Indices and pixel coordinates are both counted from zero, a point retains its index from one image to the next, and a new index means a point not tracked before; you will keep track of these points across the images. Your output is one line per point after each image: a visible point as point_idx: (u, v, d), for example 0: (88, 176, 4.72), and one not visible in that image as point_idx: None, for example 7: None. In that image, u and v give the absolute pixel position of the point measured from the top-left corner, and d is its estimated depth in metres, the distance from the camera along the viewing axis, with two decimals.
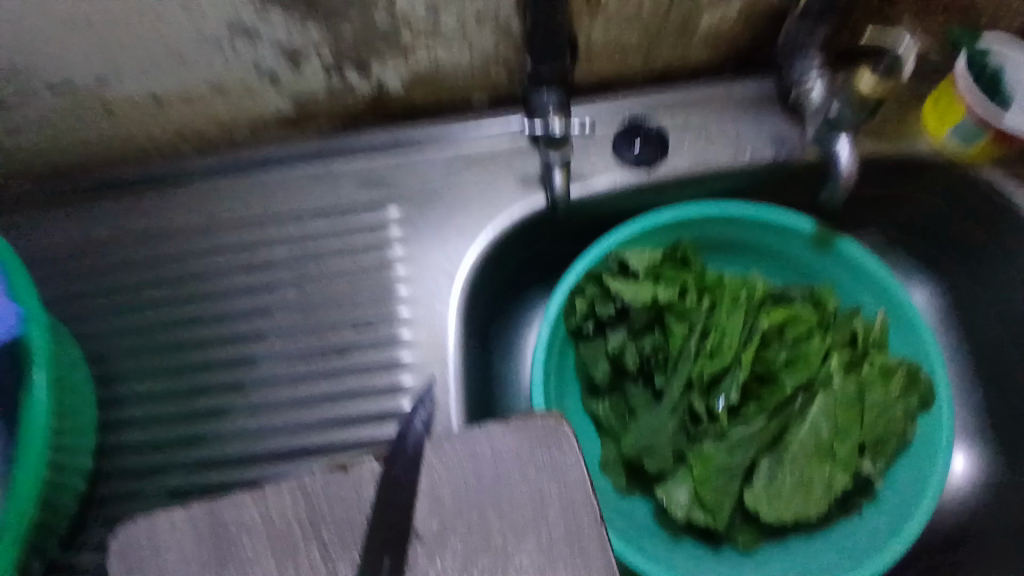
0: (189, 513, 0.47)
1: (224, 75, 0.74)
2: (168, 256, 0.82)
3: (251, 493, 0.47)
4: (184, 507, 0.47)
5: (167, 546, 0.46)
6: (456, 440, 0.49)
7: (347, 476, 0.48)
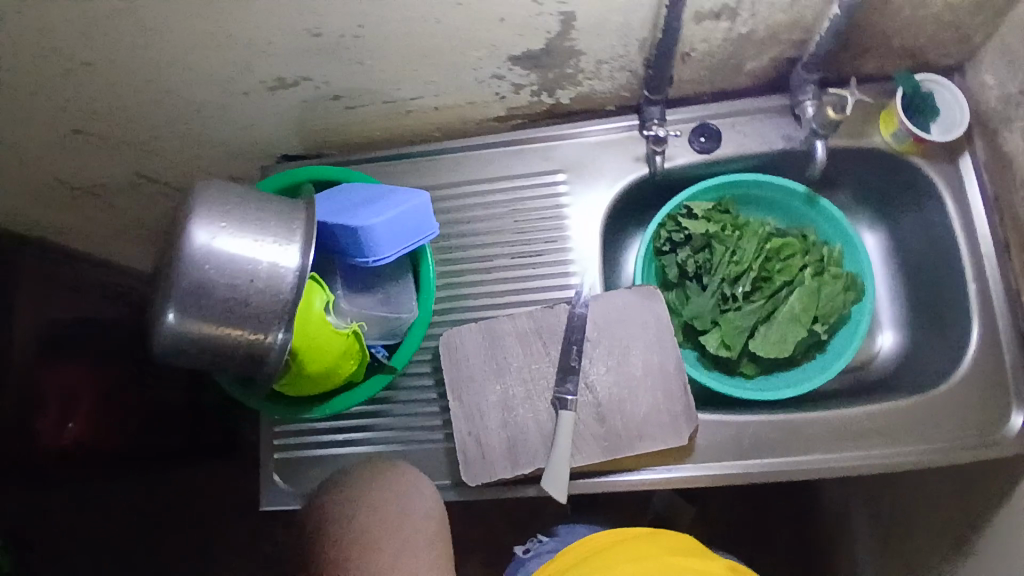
0: (207, 256, 0.61)
1: (473, 448, 0.79)
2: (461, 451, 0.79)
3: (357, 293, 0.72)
4: (205, 251, 0.61)
5: (214, 274, 0.61)
6: (521, 412, 0.80)
7: (217, 248, 0.62)
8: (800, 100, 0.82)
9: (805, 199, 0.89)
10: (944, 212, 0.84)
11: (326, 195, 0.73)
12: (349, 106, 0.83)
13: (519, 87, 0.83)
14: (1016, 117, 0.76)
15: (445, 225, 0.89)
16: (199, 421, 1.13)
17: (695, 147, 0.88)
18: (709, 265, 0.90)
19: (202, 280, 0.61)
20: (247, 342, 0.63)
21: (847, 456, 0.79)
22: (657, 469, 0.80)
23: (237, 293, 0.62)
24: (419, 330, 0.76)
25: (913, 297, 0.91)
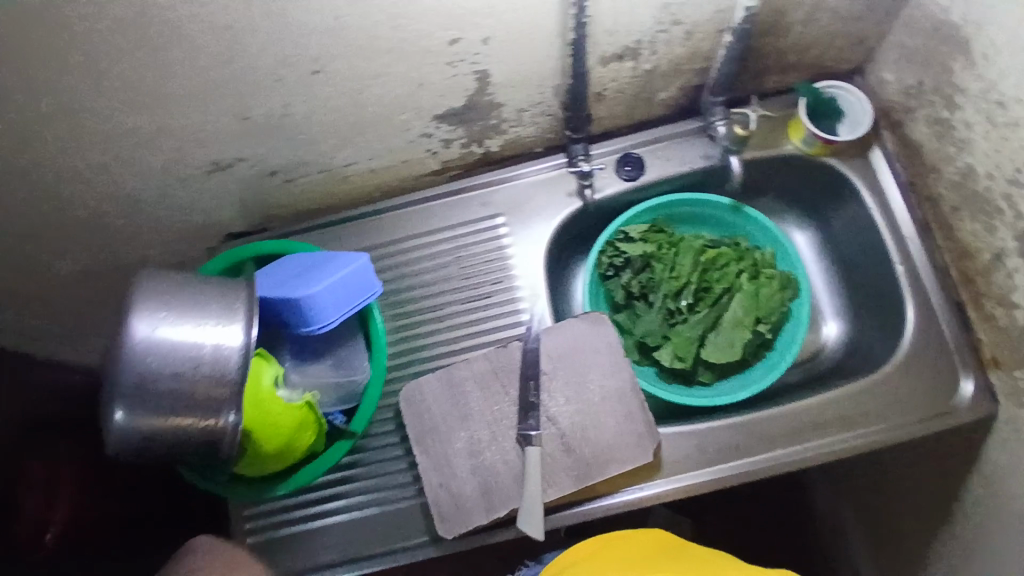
0: (147, 351, 0.63)
1: (448, 498, 0.79)
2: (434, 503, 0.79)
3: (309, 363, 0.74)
4: (145, 348, 0.63)
5: (157, 367, 0.63)
6: (490, 454, 0.80)
7: (156, 342, 0.64)
8: (712, 122, 0.88)
9: (731, 210, 0.94)
10: (864, 205, 0.89)
11: (270, 270, 0.75)
12: (287, 179, 0.86)
13: (449, 142, 0.87)
14: (915, 108, 0.82)
15: (393, 280, 0.91)
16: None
17: (623, 176, 0.92)
18: (652, 283, 0.93)
19: (145, 378, 0.63)
20: (200, 429, 0.65)
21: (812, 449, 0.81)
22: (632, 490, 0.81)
23: (181, 383, 0.64)
24: (374, 390, 0.76)
25: (850, 289, 0.95)
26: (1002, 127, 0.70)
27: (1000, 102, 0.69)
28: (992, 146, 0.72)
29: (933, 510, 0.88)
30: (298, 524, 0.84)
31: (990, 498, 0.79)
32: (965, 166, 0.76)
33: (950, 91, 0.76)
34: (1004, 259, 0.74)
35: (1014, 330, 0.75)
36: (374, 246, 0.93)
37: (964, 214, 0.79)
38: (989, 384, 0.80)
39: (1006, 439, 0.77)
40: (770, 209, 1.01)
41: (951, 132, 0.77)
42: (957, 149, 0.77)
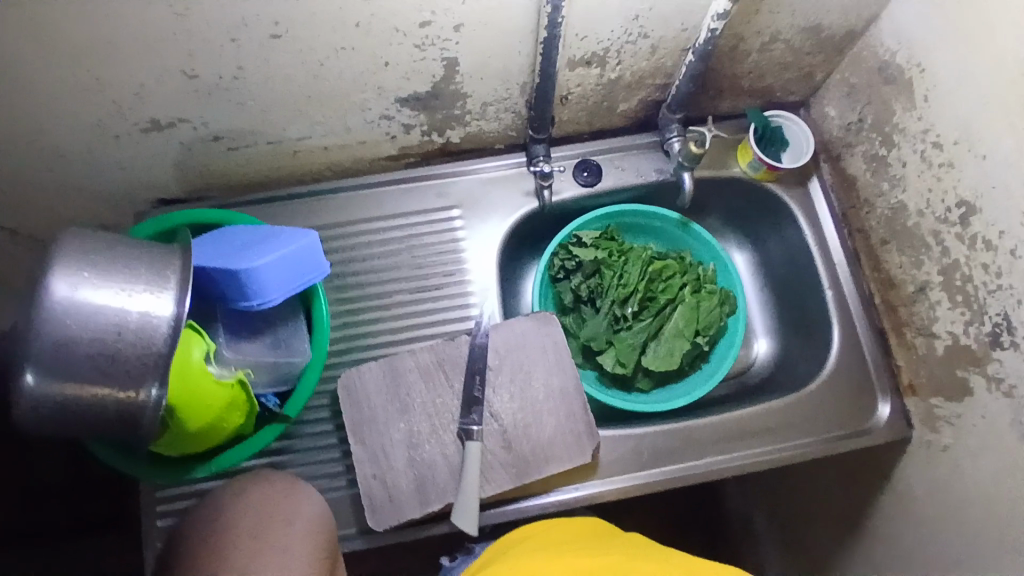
0: (63, 310, 0.58)
1: (380, 490, 0.77)
2: (367, 493, 0.77)
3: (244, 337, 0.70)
4: (59, 307, 0.58)
5: (74, 329, 0.58)
6: (430, 446, 0.79)
7: (75, 301, 0.59)
8: (667, 137, 0.90)
9: (680, 225, 0.97)
10: (799, 230, 0.94)
11: (207, 241, 0.71)
12: (231, 147, 0.82)
13: (409, 127, 0.85)
14: (855, 144, 0.87)
15: (340, 264, 0.88)
16: (82, 488, 0.97)
17: (579, 181, 0.93)
18: (600, 289, 0.94)
19: (59, 341, 0.58)
20: (121, 402, 0.60)
21: (741, 454, 0.84)
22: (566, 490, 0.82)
23: (100, 349, 0.59)
24: (313, 375, 0.73)
25: (780, 310, 0.99)
26: (936, 167, 0.75)
27: (936, 142, 0.74)
28: (925, 185, 0.77)
29: (843, 524, 0.94)
30: None
31: (903, 514, 0.85)
32: (897, 202, 0.82)
33: (889, 130, 0.81)
34: (927, 291, 0.79)
35: (931, 356, 0.80)
36: (321, 226, 0.89)
37: (892, 247, 0.84)
38: (904, 407, 0.85)
39: (918, 457, 0.83)
40: (712, 228, 1.05)
41: (886, 168, 0.83)
42: (891, 185, 0.82)
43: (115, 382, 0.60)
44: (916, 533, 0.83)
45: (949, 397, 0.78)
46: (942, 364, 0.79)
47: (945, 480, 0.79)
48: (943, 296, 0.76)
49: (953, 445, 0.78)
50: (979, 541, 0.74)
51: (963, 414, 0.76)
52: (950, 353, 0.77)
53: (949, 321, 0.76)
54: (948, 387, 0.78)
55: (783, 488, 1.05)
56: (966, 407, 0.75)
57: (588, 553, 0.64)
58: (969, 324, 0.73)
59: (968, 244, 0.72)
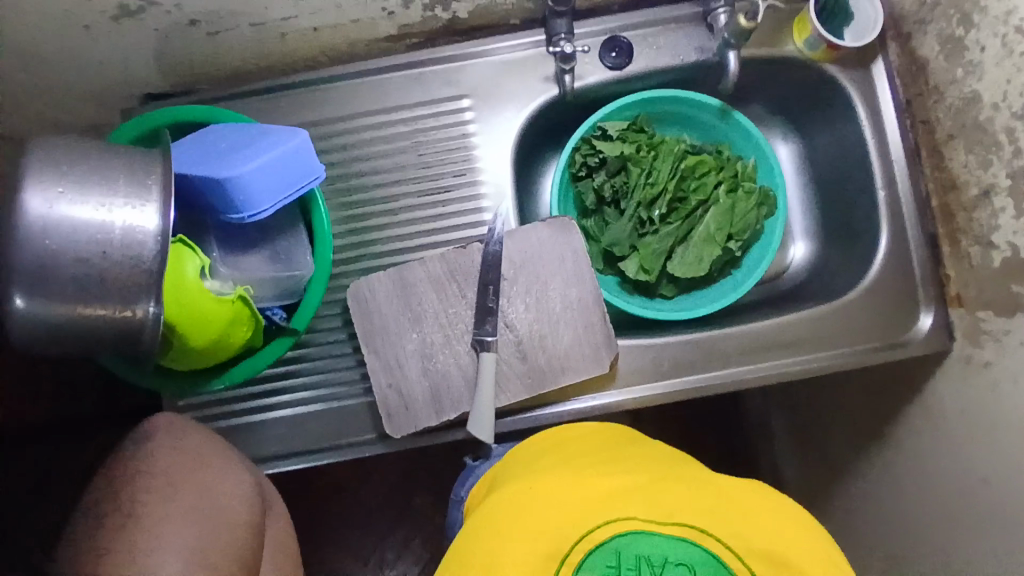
0: (40, 228, 0.54)
1: (394, 399, 0.76)
2: (382, 402, 0.76)
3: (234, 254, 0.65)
4: (37, 224, 0.54)
5: (56, 246, 0.55)
6: (445, 356, 0.76)
7: (52, 217, 0.55)
8: (712, 9, 0.78)
9: (718, 113, 0.86)
10: (855, 121, 0.83)
11: (194, 142, 0.65)
12: (211, 32, 0.73)
13: (408, 1, 0.74)
14: (928, 20, 0.75)
15: (342, 163, 0.81)
16: None
17: (607, 64, 0.81)
18: (626, 189, 0.87)
19: (43, 260, 0.55)
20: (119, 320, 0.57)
21: (768, 362, 0.81)
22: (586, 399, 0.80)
23: (88, 268, 0.56)
24: (319, 287, 0.69)
25: (822, 211, 0.91)
26: (1018, 55, 0.65)
27: (1021, 26, 0.64)
28: (1003, 74, 0.67)
29: (867, 429, 0.93)
30: (235, 420, 0.79)
31: (931, 428, 0.83)
32: (970, 91, 0.71)
33: (969, 8, 0.70)
34: (991, 196, 0.71)
35: (984, 269, 0.74)
36: (320, 121, 0.81)
37: (959, 143, 0.74)
38: (948, 320, 0.80)
39: (954, 374, 0.79)
40: (755, 116, 0.94)
41: (962, 51, 0.72)
42: (965, 71, 0.72)
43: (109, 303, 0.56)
44: (943, 447, 0.81)
45: (997, 312, 0.72)
46: (996, 279, 0.72)
47: (981, 398, 0.76)
48: (1008, 203, 0.68)
49: (994, 363, 0.74)
50: (1008, 460, 0.72)
51: (1011, 333, 0.71)
52: (1007, 268, 0.70)
53: (1011, 231, 0.68)
54: (998, 304, 0.72)
55: (808, 392, 1.03)
56: (1015, 326, 0.70)
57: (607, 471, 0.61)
58: None
59: None
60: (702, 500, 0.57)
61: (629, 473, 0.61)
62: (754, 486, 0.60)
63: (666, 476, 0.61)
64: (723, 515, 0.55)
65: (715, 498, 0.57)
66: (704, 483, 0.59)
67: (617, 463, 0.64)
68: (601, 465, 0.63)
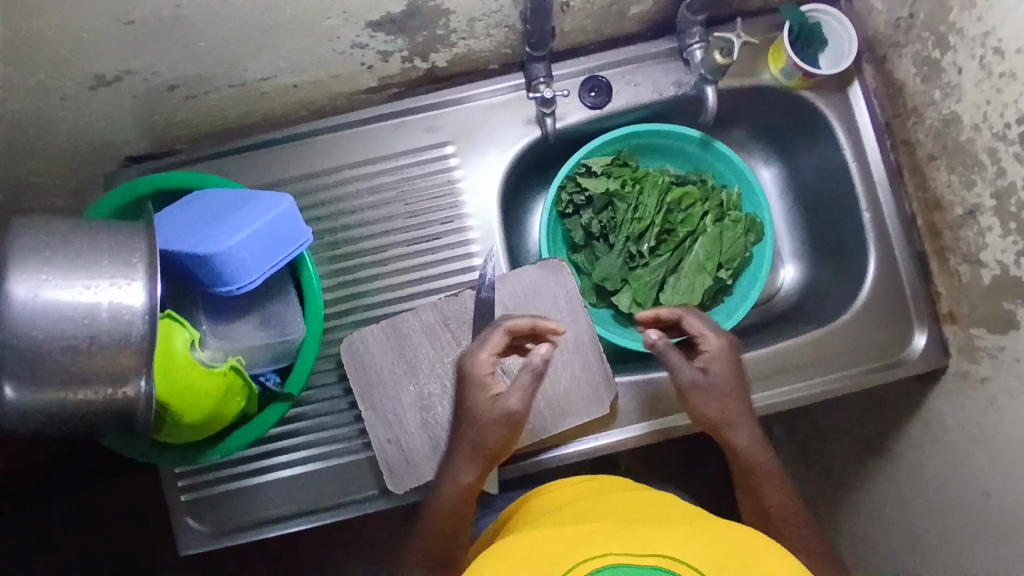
0: (25, 317, 0.54)
1: (394, 453, 0.75)
2: (381, 457, 0.75)
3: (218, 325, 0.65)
4: (20, 313, 0.53)
5: (42, 334, 0.54)
6: (443, 406, 0.76)
7: (35, 305, 0.54)
8: (688, 44, 0.78)
9: (700, 144, 0.87)
10: (836, 145, 0.84)
11: (178, 211, 0.65)
12: (189, 95, 0.72)
13: (386, 54, 0.73)
14: (904, 44, 0.76)
15: (330, 217, 0.81)
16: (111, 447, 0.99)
17: (586, 103, 0.81)
18: (613, 224, 0.87)
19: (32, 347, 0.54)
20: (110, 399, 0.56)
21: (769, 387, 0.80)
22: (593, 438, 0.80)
23: (76, 350, 0.55)
24: (311, 348, 0.69)
25: (808, 232, 0.92)
26: (996, 77, 0.66)
27: (997, 49, 0.65)
28: (983, 95, 0.68)
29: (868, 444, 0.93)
30: (235, 482, 0.79)
31: (933, 444, 0.83)
32: (950, 113, 0.73)
33: (944, 29, 0.71)
34: (976, 215, 0.71)
35: (975, 286, 0.74)
36: (306, 175, 0.81)
37: (940, 164, 0.75)
38: (942, 337, 0.80)
39: (952, 389, 0.80)
40: (737, 142, 0.94)
41: (939, 74, 0.73)
42: (943, 94, 0.73)
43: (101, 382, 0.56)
44: (946, 461, 0.81)
45: (990, 330, 0.73)
46: (987, 297, 0.73)
47: (980, 415, 0.76)
48: (994, 223, 0.69)
49: (991, 379, 0.74)
50: (1009, 476, 0.72)
51: (1005, 349, 0.71)
52: (996, 285, 0.71)
53: (998, 250, 0.69)
54: (990, 320, 0.73)
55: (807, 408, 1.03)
56: (1009, 342, 0.70)
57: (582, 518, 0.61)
58: (1021, 255, 0.66)
59: None
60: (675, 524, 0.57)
61: (616, 520, 0.59)
62: (748, 530, 0.56)
63: (639, 516, 0.61)
64: (704, 551, 0.52)
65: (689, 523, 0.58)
66: (694, 526, 0.57)
67: (591, 511, 0.64)
68: (578, 514, 0.63)
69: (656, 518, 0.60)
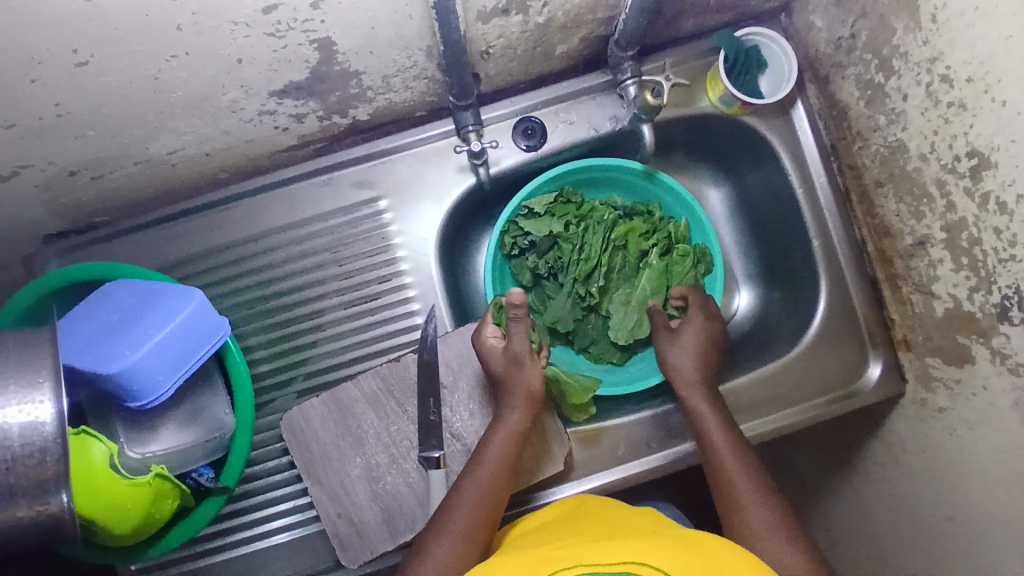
0: None
1: (346, 527, 0.73)
2: (334, 533, 0.73)
3: (139, 434, 0.63)
4: None
5: None
6: (394, 475, 0.73)
7: None
8: (620, 80, 0.73)
9: (644, 175, 0.83)
10: (782, 169, 0.81)
11: (84, 309, 0.61)
12: (94, 176, 0.68)
13: (301, 116, 0.69)
14: (846, 64, 0.73)
15: (262, 285, 0.78)
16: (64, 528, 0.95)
17: (521, 146, 0.78)
18: (560, 265, 0.84)
19: None
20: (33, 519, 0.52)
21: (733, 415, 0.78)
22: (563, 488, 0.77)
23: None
24: (244, 437, 0.66)
25: (761, 256, 0.89)
26: (944, 106, 0.62)
27: (945, 76, 0.61)
28: (928, 124, 0.65)
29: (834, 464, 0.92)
30: (186, 561, 0.77)
31: (895, 464, 0.79)
32: (895, 140, 0.70)
33: (887, 52, 0.67)
34: (927, 247, 0.70)
35: (928, 317, 0.73)
36: (230, 244, 0.77)
37: (888, 192, 0.73)
38: (898, 363, 0.79)
39: (911, 414, 0.77)
40: (684, 166, 0.91)
41: (883, 99, 0.70)
42: (888, 120, 0.70)
43: (18, 509, 0.51)
44: (908, 482, 0.78)
45: (945, 361, 0.72)
46: (941, 327, 0.71)
47: (940, 442, 0.73)
48: (945, 256, 0.67)
49: (948, 410, 0.72)
50: None
51: (962, 382, 0.69)
52: (951, 318, 0.69)
53: (951, 284, 0.68)
54: (947, 350, 0.71)
55: None
56: (965, 375, 0.68)
57: (549, 539, 0.58)
58: (975, 291, 0.65)
59: (978, 202, 0.61)
60: (641, 533, 0.55)
61: (576, 538, 0.56)
62: (718, 540, 0.53)
63: (604, 528, 0.59)
64: (672, 554, 0.50)
65: (657, 531, 0.56)
66: (649, 532, 0.56)
67: (557, 531, 0.60)
68: (538, 536, 0.60)
69: (620, 530, 0.58)
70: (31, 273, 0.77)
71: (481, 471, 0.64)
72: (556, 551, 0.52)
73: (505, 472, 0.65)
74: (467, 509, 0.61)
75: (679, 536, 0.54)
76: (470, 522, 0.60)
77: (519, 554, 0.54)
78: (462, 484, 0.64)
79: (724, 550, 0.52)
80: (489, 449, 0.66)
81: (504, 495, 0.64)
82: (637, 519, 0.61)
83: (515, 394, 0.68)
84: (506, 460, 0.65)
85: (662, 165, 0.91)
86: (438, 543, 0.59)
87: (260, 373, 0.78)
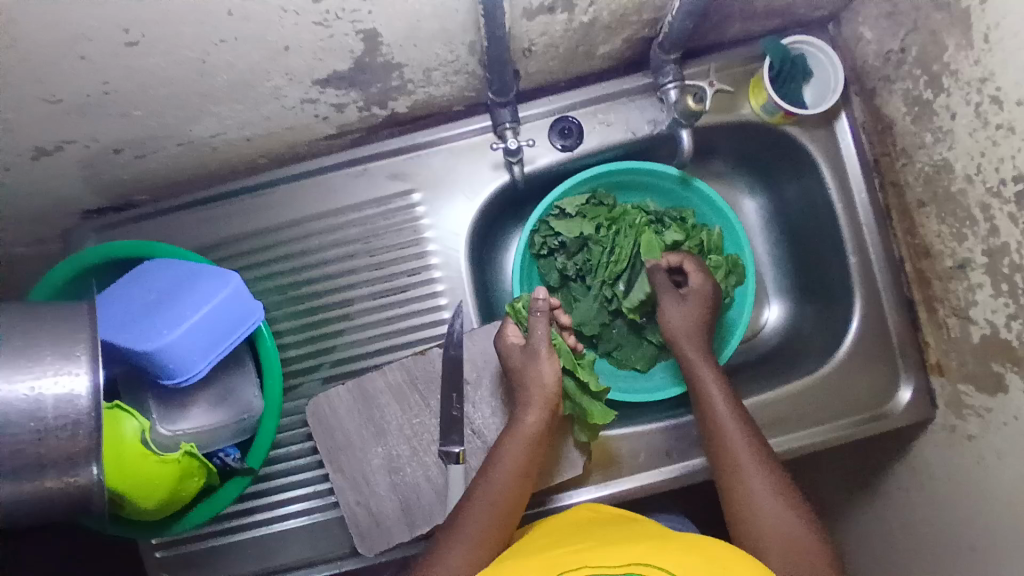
0: None
1: (362, 516, 0.73)
2: (351, 521, 0.74)
3: (166, 416, 0.63)
4: None
5: None
6: (414, 467, 0.74)
7: None
8: (661, 84, 0.73)
9: (679, 181, 0.82)
10: (821, 183, 0.79)
11: (123, 285, 0.62)
12: (137, 156, 0.69)
13: (341, 106, 0.69)
14: (894, 79, 0.71)
15: (293, 271, 0.79)
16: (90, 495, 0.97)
17: (556, 146, 0.77)
18: (589, 267, 0.84)
19: None
20: (63, 490, 0.53)
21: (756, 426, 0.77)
22: (579, 492, 0.77)
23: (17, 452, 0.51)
24: (270, 423, 0.67)
25: (794, 269, 0.88)
26: (993, 128, 0.61)
27: (995, 97, 0.60)
28: (976, 145, 0.63)
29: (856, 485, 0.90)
30: (206, 538, 0.78)
31: (919, 489, 0.78)
32: (940, 159, 0.68)
33: (938, 69, 0.65)
34: (967, 270, 0.68)
35: (964, 341, 0.71)
36: (265, 230, 0.78)
37: (930, 211, 0.71)
38: (929, 387, 0.77)
39: (939, 439, 0.75)
40: (720, 174, 0.90)
41: (930, 116, 0.68)
42: (934, 138, 0.68)
43: (49, 479, 0.52)
44: (932, 509, 0.76)
45: (979, 388, 0.70)
46: (976, 353, 0.70)
47: (968, 470, 0.71)
48: (986, 280, 0.65)
49: (978, 437, 0.70)
50: None
51: (994, 410, 0.68)
52: (986, 344, 0.67)
53: (989, 309, 0.66)
54: (981, 377, 0.69)
55: None
56: (997, 404, 0.67)
57: (560, 541, 0.58)
58: (1013, 318, 0.63)
59: (1023, 227, 0.60)
60: (654, 539, 0.55)
61: (586, 541, 0.57)
62: (733, 549, 0.52)
63: (617, 531, 0.59)
64: (678, 559, 0.50)
65: (666, 537, 0.56)
66: (661, 538, 0.55)
67: (569, 534, 0.60)
68: (552, 538, 0.60)
69: (633, 534, 0.57)
70: (71, 246, 0.79)
71: (495, 476, 0.64)
72: (563, 557, 0.53)
73: (520, 477, 0.64)
74: (476, 516, 0.61)
75: (695, 541, 0.53)
76: (480, 529, 0.61)
77: (531, 556, 0.54)
78: (477, 487, 0.64)
79: (738, 559, 0.50)
80: (504, 451, 0.65)
81: (519, 498, 0.64)
82: (648, 525, 0.60)
83: (530, 395, 0.67)
84: (522, 464, 0.65)
85: (698, 172, 0.90)
86: (450, 550, 0.59)
87: (288, 358, 0.79)
